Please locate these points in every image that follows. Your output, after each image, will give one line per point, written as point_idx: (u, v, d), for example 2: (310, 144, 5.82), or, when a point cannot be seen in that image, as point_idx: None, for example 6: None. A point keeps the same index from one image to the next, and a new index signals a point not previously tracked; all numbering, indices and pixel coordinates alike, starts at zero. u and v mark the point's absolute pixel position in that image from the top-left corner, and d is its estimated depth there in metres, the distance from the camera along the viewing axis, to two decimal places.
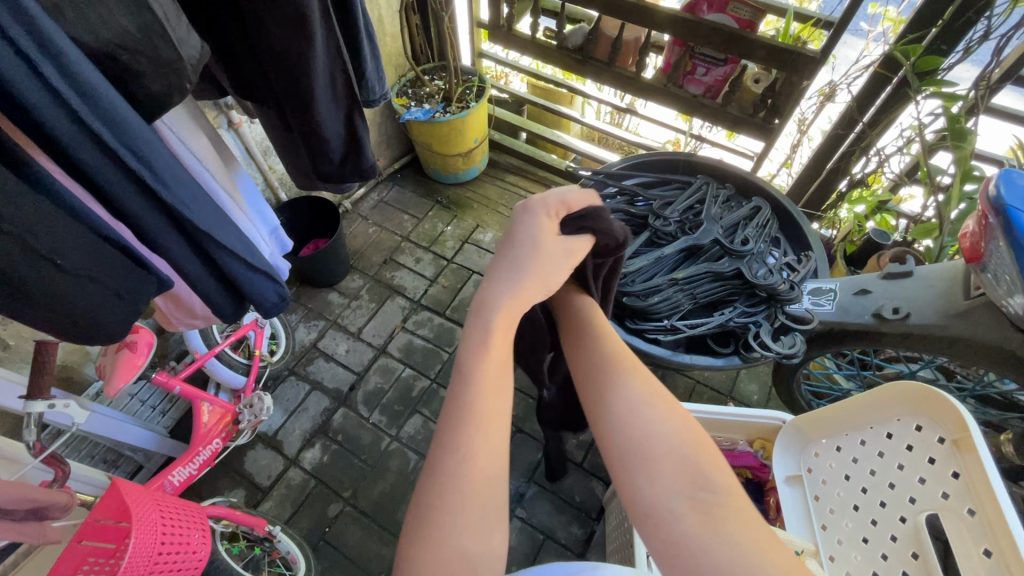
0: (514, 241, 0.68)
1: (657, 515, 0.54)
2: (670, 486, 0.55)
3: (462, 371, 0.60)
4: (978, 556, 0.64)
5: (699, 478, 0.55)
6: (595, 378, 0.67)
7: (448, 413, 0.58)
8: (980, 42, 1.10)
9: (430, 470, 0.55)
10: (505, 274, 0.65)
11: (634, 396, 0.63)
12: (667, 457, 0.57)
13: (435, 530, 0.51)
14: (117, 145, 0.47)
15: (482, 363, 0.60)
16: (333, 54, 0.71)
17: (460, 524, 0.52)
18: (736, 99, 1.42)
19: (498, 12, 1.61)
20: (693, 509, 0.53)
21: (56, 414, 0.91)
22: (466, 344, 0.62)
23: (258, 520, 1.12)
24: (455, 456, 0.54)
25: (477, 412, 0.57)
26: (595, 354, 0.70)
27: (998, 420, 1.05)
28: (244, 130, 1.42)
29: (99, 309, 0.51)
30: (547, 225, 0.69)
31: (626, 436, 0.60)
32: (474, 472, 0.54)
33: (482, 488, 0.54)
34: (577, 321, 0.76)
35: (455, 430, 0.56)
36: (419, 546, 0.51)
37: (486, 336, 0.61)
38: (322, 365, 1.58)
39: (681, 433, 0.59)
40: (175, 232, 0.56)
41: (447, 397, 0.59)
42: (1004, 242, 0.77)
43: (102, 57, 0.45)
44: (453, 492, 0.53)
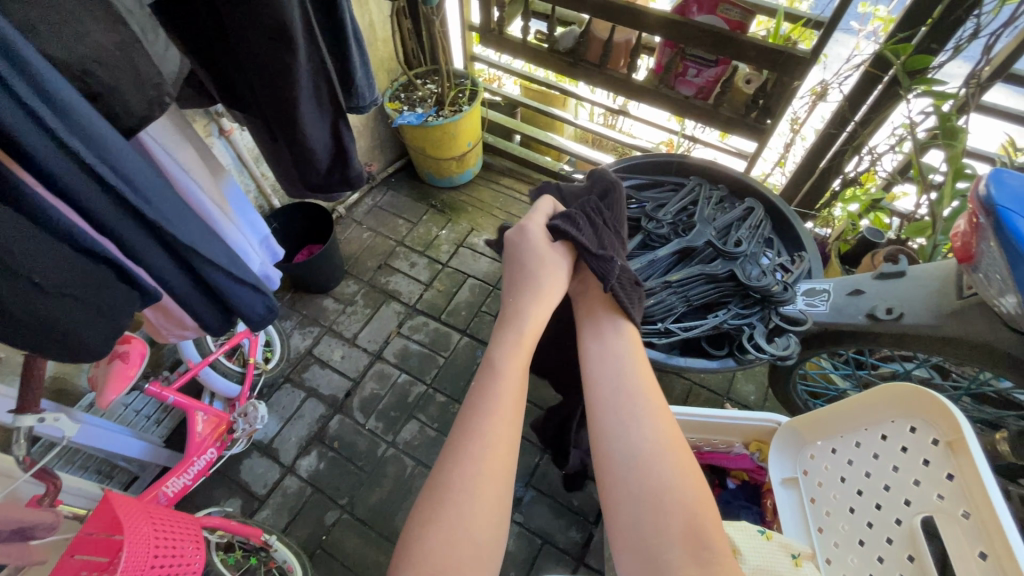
0: (524, 264, 0.85)
1: (659, 567, 0.60)
2: (672, 537, 0.61)
3: (492, 367, 0.72)
4: (974, 558, 0.64)
5: (699, 535, 0.61)
6: (615, 417, 0.71)
7: (473, 403, 0.68)
8: (969, 40, 1.10)
9: (453, 446, 0.64)
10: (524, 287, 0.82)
11: (650, 443, 0.68)
12: (675, 514, 0.62)
13: (447, 502, 0.59)
14: (95, 162, 0.46)
15: (511, 361, 0.72)
16: (318, 64, 0.71)
17: (469, 502, 0.60)
18: (727, 100, 1.42)
19: (489, 16, 1.61)
20: (693, 565, 0.59)
21: (47, 427, 0.90)
22: (496, 346, 0.75)
23: (253, 529, 1.11)
24: (476, 437, 0.64)
25: (498, 402, 0.67)
26: (615, 389, 0.74)
27: (995, 419, 1.05)
28: (236, 138, 1.41)
29: (82, 326, 0.51)
30: (543, 245, 0.87)
31: (638, 483, 0.65)
32: (492, 453, 0.63)
33: (494, 470, 0.63)
34: (601, 348, 0.79)
35: (481, 417, 0.66)
36: (431, 519, 0.58)
37: (514, 340, 0.75)
38: (318, 372, 1.58)
39: (688, 490, 0.64)
40: (158, 247, 0.56)
41: (476, 386, 0.70)
42: (995, 243, 0.77)
43: (77, 74, 0.44)
44: (470, 468, 0.62)
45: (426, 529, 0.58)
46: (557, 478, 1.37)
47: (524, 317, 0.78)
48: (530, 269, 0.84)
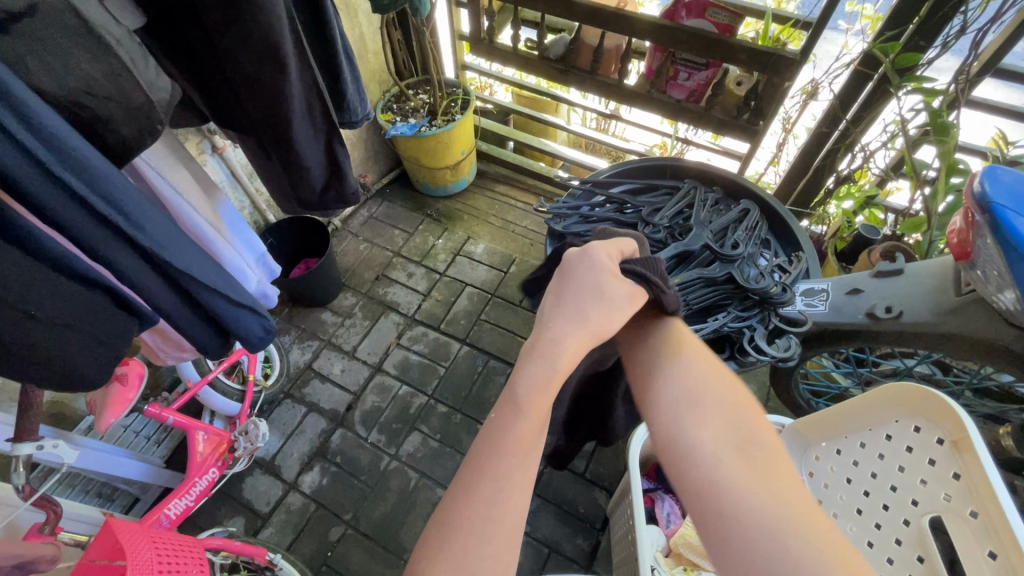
0: (577, 287, 0.68)
1: (705, 463, 0.56)
2: (717, 432, 0.58)
3: (514, 402, 0.59)
4: (983, 558, 0.63)
5: (766, 470, 0.55)
6: (657, 371, 0.66)
7: (490, 439, 0.57)
8: (957, 36, 1.11)
9: (464, 490, 0.53)
10: (568, 309, 0.66)
11: (699, 389, 0.63)
12: (738, 452, 0.56)
13: (456, 552, 0.49)
14: (88, 193, 0.46)
15: (538, 394, 0.59)
16: (310, 83, 0.71)
17: (481, 556, 0.49)
18: (719, 102, 1.42)
19: (478, 25, 1.62)
20: (739, 458, 0.56)
21: (46, 455, 0.90)
22: (520, 371, 0.61)
23: (257, 548, 1.10)
24: (491, 482, 0.53)
25: (520, 441, 0.56)
26: (653, 344, 0.69)
27: (998, 413, 1.05)
28: (229, 154, 1.41)
29: (77, 355, 0.50)
30: (608, 271, 0.69)
31: (692, 430, 0.59)
32: (508, 501, 0.53)
33: (511, 521, 0.52)
34: (640, 316, 0.73)
35: (498, 457, 0.55)
36: (436, 566, 0.49)
37: (548, 372, 0.61)
38: (318, 387, 1.57)
39: (737, 413, 0.60)
40: (154, 274, 0.54)
41: (494, 422, 0.58)
42: (991, 240, 0.77)
43: (67, 105, 0.44)
44: (485, 516, 0.51)
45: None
46: (561, 485, 1.36)
47: (561, 346, 0.63)
48: (577, 294, 0.67)
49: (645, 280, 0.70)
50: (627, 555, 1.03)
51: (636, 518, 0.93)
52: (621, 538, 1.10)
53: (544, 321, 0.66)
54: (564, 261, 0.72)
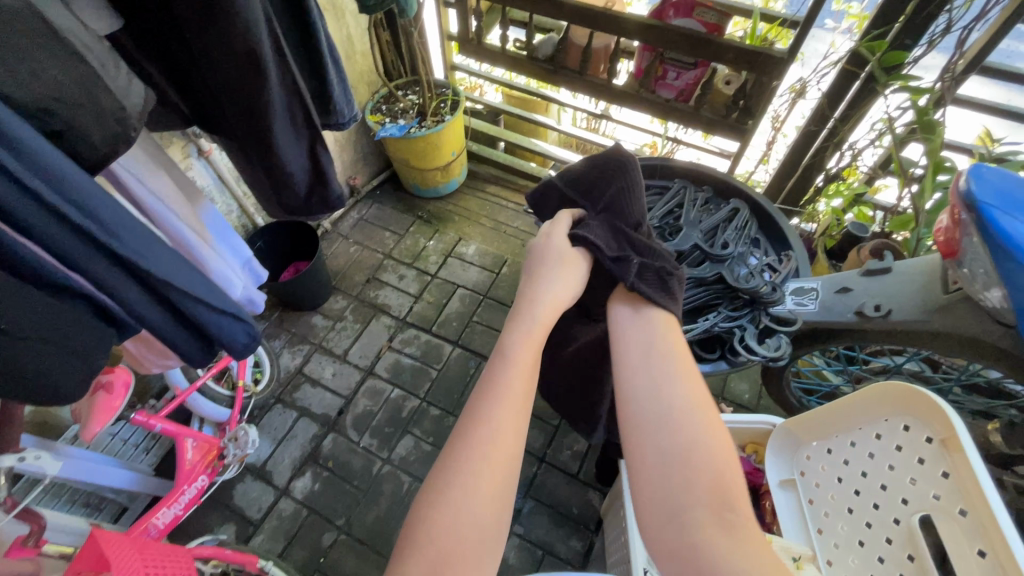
0: (542, 265, 0.78)
1: (683, 524, 0.57)
2: (699, 495, 0.58)
3: (503, 359, 0.68)
4: (972, 556, 0.64)
5: (725, 496, 0.57)
6: (639, 374, 0.68)
7: (482, 389, 0.64)
8: (942, 35, 1.12)
9: (459, 434, 0.61)
10: (538, 282, 0.76)
11: (694, 442, 0.61)
12: (701, 474, 0.59)
13: (453, 487, 0.56)
14: (61, 204, 0.45)
15: (523, 349, 0.68)
16: (292, 87, 0.70)
17: (475, 487, 0.56)
18: (708, 102, 1.42)
19: (466, 26, 1.61)
20: (715, 525, 0.55)
21: (28, 467, 0.87)
22: (507, 333, 0.70)
23: (248, 556, 1.09)
24: (485, 426, 0.60)
25: (509, 390, 0.64)
26: (641, 345, 0.71)
27: (987, 409, 1.06)
28: (215, 158, 1.40)
29: (55, 370, 0.49)
30: (560, 244, 0.80)
31: (681, 490, 0.58)
32: (500, 441, 0.60)
33: (502, 458, 0.59)
34: (634, 314, 0.74)
35: (489, 404, 0.62)
36: (437, 500, 0.55)
37: (530, 331, 0.70)
38: (309, 391, 1.55)
39: (724, 477, 0.59)
40: (133, 283, 0.53)
41: (486, 376, 0.66)
42: (978, 238, 0.77)
43: (36, 113, 0.43)
44: (477, 457, 0.58)
45: (433, 512, 0.54)
46: (555, 487, 1.36)
47: (538, 306, 0.73)
48: (545, 266, 0.78)
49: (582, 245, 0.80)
50: (621, 556, 1.03)
51: (629, 520, 0.93)
52: (615, 539, 1.10)
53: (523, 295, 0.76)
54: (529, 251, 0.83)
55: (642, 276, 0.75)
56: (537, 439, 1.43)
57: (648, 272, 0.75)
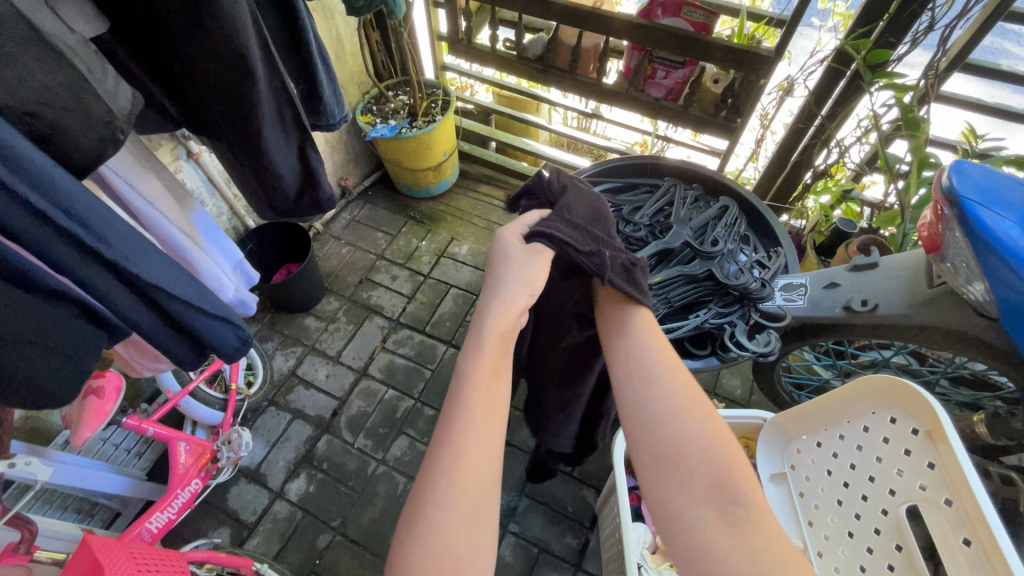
0: (493, 270, 0.73)
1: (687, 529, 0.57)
2: (698, 494, 0.58)
3: (461, 377, 0.64)
4: (958, 544, 0.65)
5: (725, 491, 0.58)
6: (630, 381, 0.69)
7: (446, 414, 0.61)
8: (926, 33, 1.13)
9: (428, 467, 0.57)
10: (492, 289, 0.71)
11: (686, 442, 0.62)
12: (699, 472, 0.59)
13: (426, 519, 0.53)
14: (47, 207, 0.45)
15: (482, 366, 0.64)
16: (280, 89, 0.70)
17: (449, 521, 0.53)
18: (697, 100, 1.43)
19: (456, 26, 1.61)
20: (718, 523, 0.56)
21: (19, 472, 0.88)
22: (464, 354, 0.66)
23: (243, 559, 1.09)
24: (451, 454, 0.57)
25: (472, 413, 0.60)
26: (626, 351, 0.71)
27: (972, 401, 1.08)
28: (205, 160, 1.39)
29: (43, 373, 0.49)
30: (512, 241, 0.75)
31: (679, 494, 0.59)
32: (467, 468, 0.57)
33: (473, 479, 0.57)
34: (617, 317, 0.74)
35: (450, 429, 0.59)
36: (411, 539, 0.53)
37: (483, 342, 0.66)
38: (302, 393, 1.55)
39: (721, 472, 0.59)
40: (121, 286, 0.53)
41: (447, 400, 0.62)
42: (960, 233, 0.79)
43: (22, 117, 0.43)
44: (447, 487, 0.55)
45: (409, 553, 0.51)
46: (549, 485, 1.36)
47: (490, 317, 0.68)
48: (496, 272, 0.73)
49: (545, 239, 0.73)
50: (615, 552, 1.04)
51: (623, 516, 0.93)
52: (610, 535, 1.11)
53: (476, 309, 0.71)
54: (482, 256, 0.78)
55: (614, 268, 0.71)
56: (531, 438, 1.44)
57: (618, 263, 0.72)
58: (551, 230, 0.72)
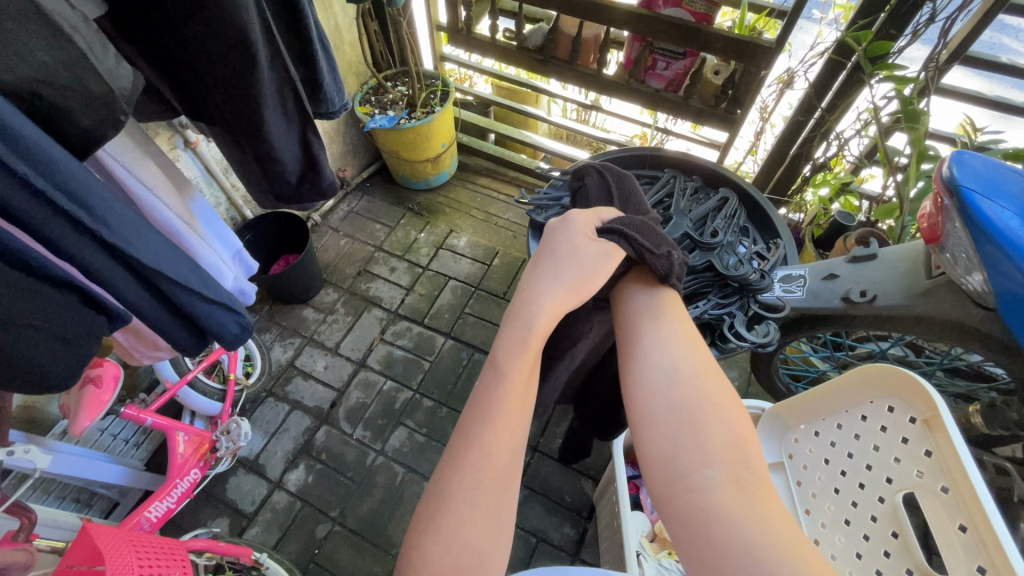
0: (554, 256, 0.77)
1: (697, 491, 0.57)
2: (711, 454, 0.59)
3: (496, 367, 0.64)
4: (954, 531, 0.66)
5: (738, 454, 0.59)
6: (654, 349, 0.70)
7: (477, 403, 0.61)
8: (927, 24, 1.13)
9: (454, 450, 0.58)
10: (546, 278, 0.74)
11: (702, 403, 0.63)
12: (716, 435, 0.60)
13: (448, 510, 0.53)
14: (48, 187, 0.45)
15: (517, 360, 0.64)
16: (282, 73, 0.70)
17: (469, 514, 0.53)
18: (697, 92, 1.43)
19: (456, 16, 1.60)
20: (731, 486, 0.56)
21: (17, 460, 0.88)
22: (502, 340, 0.67)
23: (243, 548, 1.09)
24: (477, 446, 0.57)
25: (504, 405, 0.60)
26: (648, 319, 0.73)
27: (968, 392, 1.09)
28: (202, 149, 1.38)
29: (44, 355, 0.49)
30: (584, 230, 0.79)
31: (689, 451, 0.60)
32: (493, 463, 0.57)
33: (497, 475, 0.57)
34: (644, 295, 0.77)
35: (480, 420, 0.59)
36: (430, 526, 0.53)
37: (523, 338, 0.66)
38: (301, 384, 1.55)
39: (736, 439, 0.60)
40: (122, 270, 0.52)
41: (478, 390, 0.63)
42: (960, 224, 0.79)
43: (22, 96, 0.43)
44: (471, 479, 0.55)
45: (425, 542, 0.52)
46: (548, 476, 1.37)
47: (534, 311, 0.69)
48: (557, 259, 0.76)
49: (619, 236, 0.78)
50: (614, 542, 1.04)
51: (623, 504, 0.94)
52: (608, 525, 1.11)
53: (522, 295, 0.72)
54: (547, 237, 0.81)
55: (679, 271, 0.77)
56: (530, 429, 1.44)
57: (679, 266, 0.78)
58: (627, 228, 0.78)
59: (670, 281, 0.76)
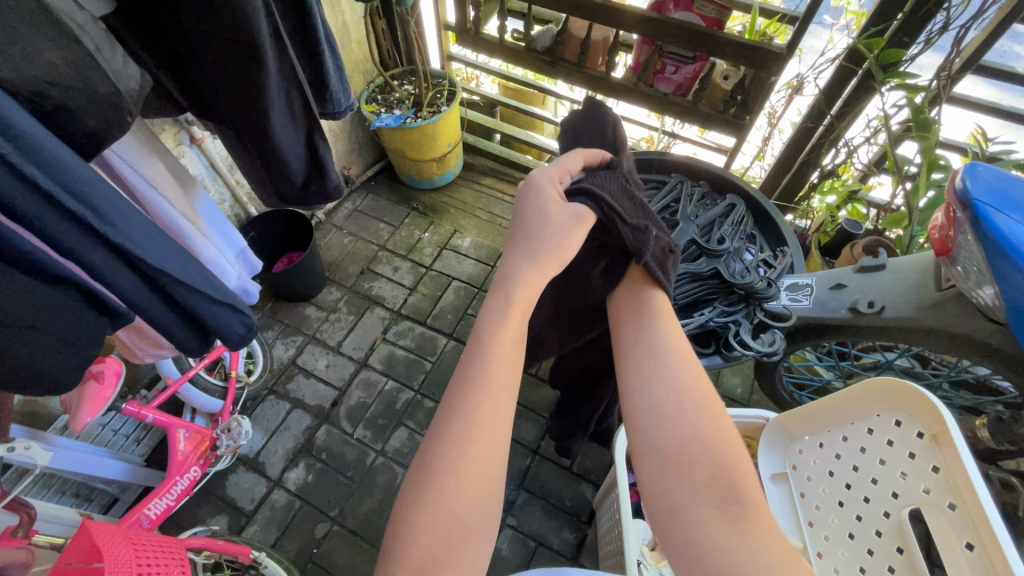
0: (528, 219, 0.70)
1: (685, 520, 0.55)
2: (698, 489, 0.56)
3: (479, 340, 0.61)
4: (961, 549, 0.65)
5: (728, 483, 0.55)
6: (641, 365, 0.66)
7: (461, 378, 0.58)
8: (941, 33, 1.12)
9: (438, 429, 0.55)
10: (526, 246, 0.68)
11: (693, 439, 0.59)
12: (700, 467, 0.57)
13: (437, 488, 0.51)
14: (54, 188, 0.44)
15: (502, 333, 0.61)
16: (290, 74, 0.69)
17: (458, 488, 0.52)
18: (706, 96, 1.42)
19: (464, 15, 1.59)
20: (720, 520, 0.53)
21: (19, 456, 0.87)
22: (484, 312, 0.63)
23: (241, 547, 1.08)
24: (462, 419, 0.55)
25: (488, 381, 0.58)
26: (640, 337, 0.68)
27: (975, 405, 1.08)
28: (208, 145, 1.38)
29: (44, 357, 0.48)
30: (553, 193, 0.71)
31: (676, 489, 0.57)
32: (480, 438, 0.55)
33: (485, 452, 0.54)
34: (633, 299, 0.72)
35: (466, 395, 0.56)
36: (418, 505, 0.51)
37: (506, 309, 0.62)
38: (302, 382, 1.54)
39: (726, 470, 0.56)
40: (127, 271, 0.52)
41: (461, 365, 0.59)
42: (972, 237, 0.78)
43: (29, 96, 0.42)
44: (458, 456, 0.53)
45: (412, 520, 0.50)
46: (548, 479, 1.36)
47: (517, 285, 0.64)
48: (531, 225, 0.69)
49: (590, 205, 0.71)
50: (614, 548, 1.04)
51: (624, 511, 0.93)
52: (608, 531, 1.11)
53: (503, 267, 0.67)
54: (516, 199, 0.73)
55: (653, 250, 0.70)
56: (531, 432, 1.44)
57: (657, 247, 0.71)
58: (601, 196, 0.71)
59: (641, 260, 0.70)
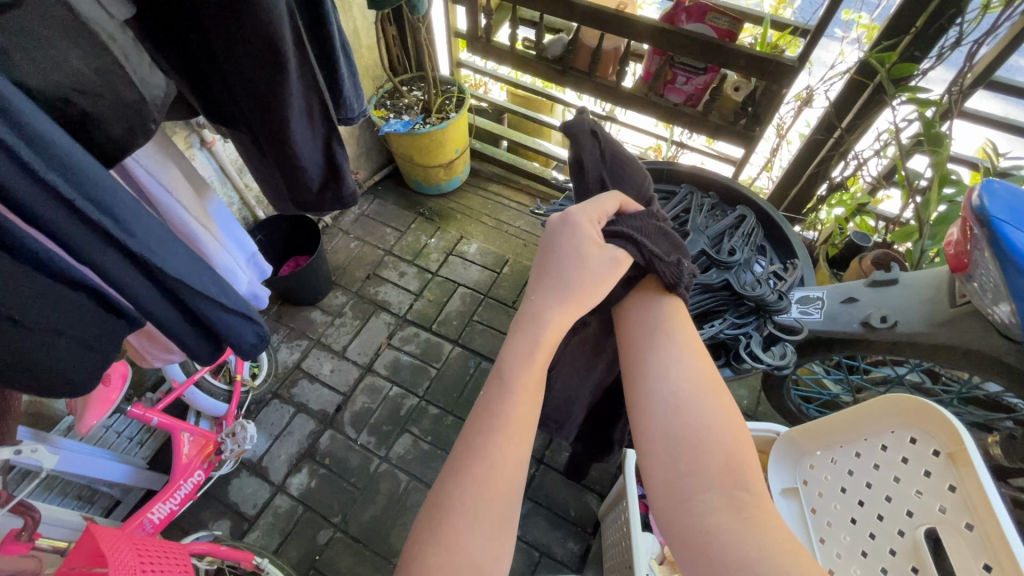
0: (558, 253, 0.69)
1: (693, 507, 0.55)
2: (708, 478, 0.56)
3: (502, 379, 0.60)
4: (977, 569, 0.64)
5: (738, 475, 0.55)
6: (651, 361, 0.67)
7: (479, 417, 0.58)
8: (953, 48, 1.12)
9: (455, 466, 0.55)
10: (552, 286, 0.67)
11: (703, 430, 0.59)
12: (712, 454, 0.57)
13: (450, 528, 0.51)
14: (77, 197, 0.44)
15: (525, 374, 0.60)
16: (309, 82, 0.69)
17: (472, 530, 0.51)
18: (716, 107, 1.42)
19: (475, 22, 1.59)
20: (728, 513, 0.53)
21: (25, 459, 0.87)
22: (506, 350, 0.63)
23: (243, 553, 1.07)
24: (480, 459, 0.55)
25: (506, 423, 0.57)
26: (651, 334, 0.69)
27: (986, 422, 1.07)
28: (218, 149, 1.38)
29: (64, 361, 0.48)
30: (591, 234, 0.70)
31: (686, 478, 0.57)
32: (496, 479, 0.54)
33: (499, 494, 0.54)
34: (645, 300, 0.73)
35: (483, 437, 0.56)
36: (431, 544, 0.50)
37: (529, 350, 0.62)
38: (307, 387, 1.54)
39: (736, 463, 0.56)
40: (145, 280, 0.51)
41: (481, 403, 0.59)
42: (988, 253, 0.78)
43: (56, 103, 0.43)
44: (474, 496, 0.53)
45: (424, 559, 0.49)
46: (553, 489, 1.35)
47: (542, 325, 0.64)
48: (559, 263, 0.68)
49: (628, 245, 0.71)
50: (620, 561, 1.03)
51: (633, 523, 0.92)
52: (614, 542, 1.10)
53: (529, 305, 0.66)
54: (546, 231, 0.73)
55: (688, 280, 0.72)
56: (535, 441, 1.43)
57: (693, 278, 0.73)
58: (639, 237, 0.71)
59: (677, 292, 0.71)
